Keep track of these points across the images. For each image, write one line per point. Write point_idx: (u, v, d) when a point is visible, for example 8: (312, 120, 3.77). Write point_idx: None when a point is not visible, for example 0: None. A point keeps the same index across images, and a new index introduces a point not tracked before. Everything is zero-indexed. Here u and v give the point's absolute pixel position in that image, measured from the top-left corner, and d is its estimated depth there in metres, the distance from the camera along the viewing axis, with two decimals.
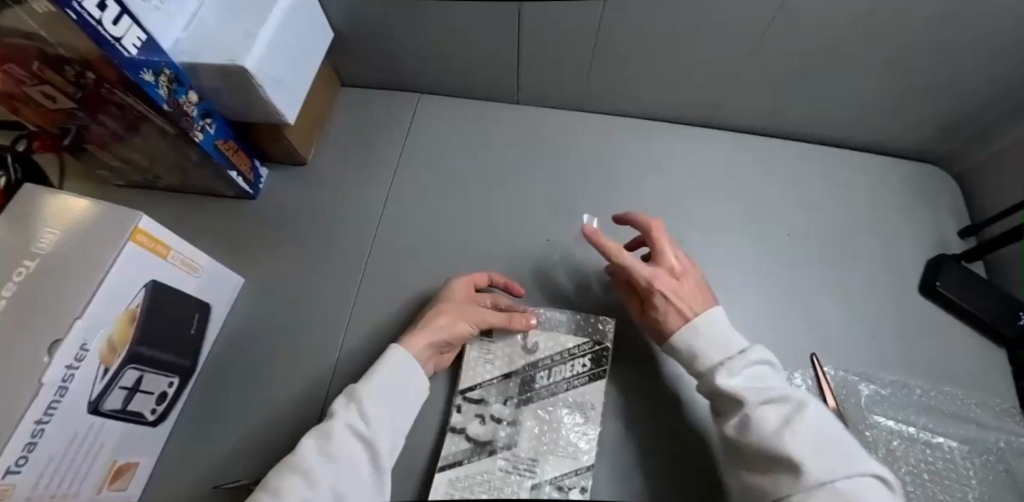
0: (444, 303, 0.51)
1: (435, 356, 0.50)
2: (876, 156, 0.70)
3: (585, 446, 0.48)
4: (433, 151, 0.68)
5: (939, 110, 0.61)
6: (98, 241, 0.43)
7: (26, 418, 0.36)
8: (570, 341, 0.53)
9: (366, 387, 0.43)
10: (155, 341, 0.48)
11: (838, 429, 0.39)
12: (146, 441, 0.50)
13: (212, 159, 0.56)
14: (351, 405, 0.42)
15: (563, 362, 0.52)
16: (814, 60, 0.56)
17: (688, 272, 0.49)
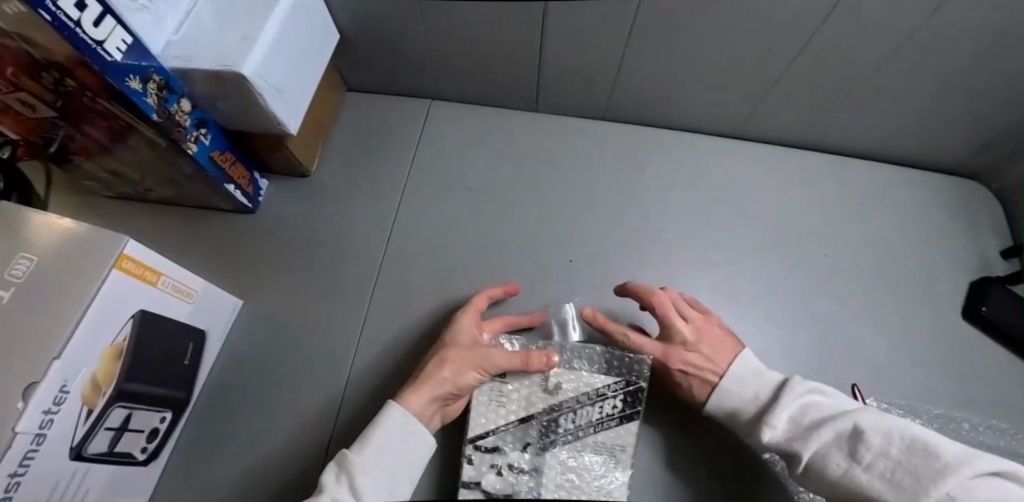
0: (451, 350, 0.46)
1: (440, 409, 0.46)
2: (914, 170, 0.66)
3: (616, 492, 0.45)
4: (446, 162, 0.63)
5: (989, 125, 0.57)
6: (79, 267, 0.39)
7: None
8: (598, 380, 0.49)
9: (358, 455, 0.40)
10: (145, 375, 0.44)
11: (914, 427, 0.38)
12: (136, 482, 0.46)
13: (207, 172, 0.51)
14: (342, 479, 0.38)
15: (591, 404, 0.48)
16: (861, 71, 0.52)
17: (703, 337, 0.47)
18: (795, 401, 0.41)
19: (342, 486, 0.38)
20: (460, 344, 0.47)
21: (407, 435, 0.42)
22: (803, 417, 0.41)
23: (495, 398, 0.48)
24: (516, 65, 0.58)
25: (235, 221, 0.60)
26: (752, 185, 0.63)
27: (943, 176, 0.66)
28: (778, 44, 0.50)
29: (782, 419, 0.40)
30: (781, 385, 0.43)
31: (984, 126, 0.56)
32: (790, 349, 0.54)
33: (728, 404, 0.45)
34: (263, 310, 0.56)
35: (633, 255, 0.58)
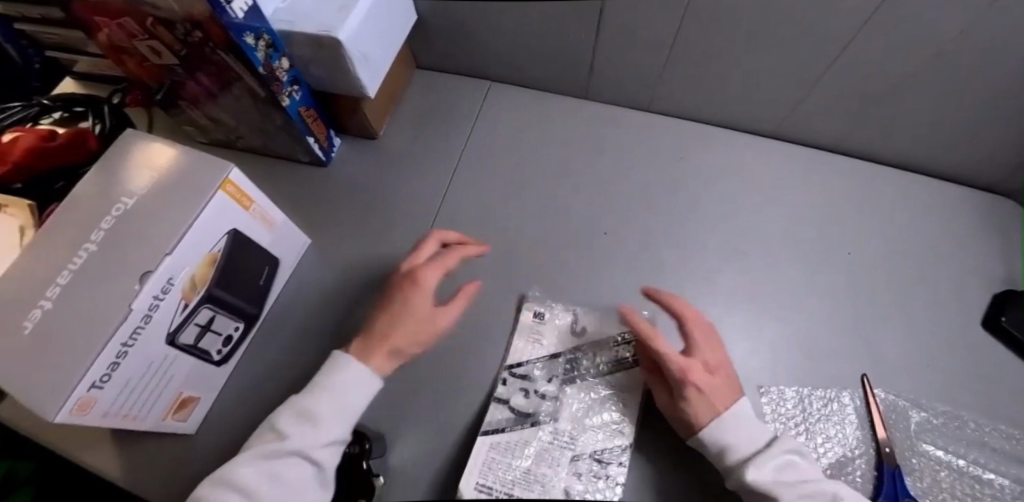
0: (415, 325, 0.48)
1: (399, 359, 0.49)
2: (951, 185, 0.67)
3: (628, 424, 0.49)
4: (492, 136, 0.69)
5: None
6: (192, 186, 0.46)
7: (115, 337, 0.40)
8: (618, 328, 0.54)
9: (322, 407, 0.43)
10: (229, 285, 0.51)
11: None
12: (210, 379, 0.53)
13: (295, 124, 0.59)
14: (306, 427, 0.42)
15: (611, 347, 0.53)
16: (883, 78, 0.55)
17: (721, 367, 0.47)
18: (782, 456, 0.42)
19: (305, 433, 0.42)
20: (436, 325, 0.49)
21: (360, 393, 0.45)
22: (785, 473, 0.41)
23: (530, 336, 0.55)
24: (557, 56, 0.64)
25: (307, 173, 0.68)
26: (781, 186, 0.66)
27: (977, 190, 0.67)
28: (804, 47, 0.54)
29: (771, 465, 0.41)
30: (772, 439, 0.44)
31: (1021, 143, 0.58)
32: (800, 337, 0.57)
33: (725, 439, 0.43)
34: (328, 253, 0.63)
35: (666, 239, 0.63)
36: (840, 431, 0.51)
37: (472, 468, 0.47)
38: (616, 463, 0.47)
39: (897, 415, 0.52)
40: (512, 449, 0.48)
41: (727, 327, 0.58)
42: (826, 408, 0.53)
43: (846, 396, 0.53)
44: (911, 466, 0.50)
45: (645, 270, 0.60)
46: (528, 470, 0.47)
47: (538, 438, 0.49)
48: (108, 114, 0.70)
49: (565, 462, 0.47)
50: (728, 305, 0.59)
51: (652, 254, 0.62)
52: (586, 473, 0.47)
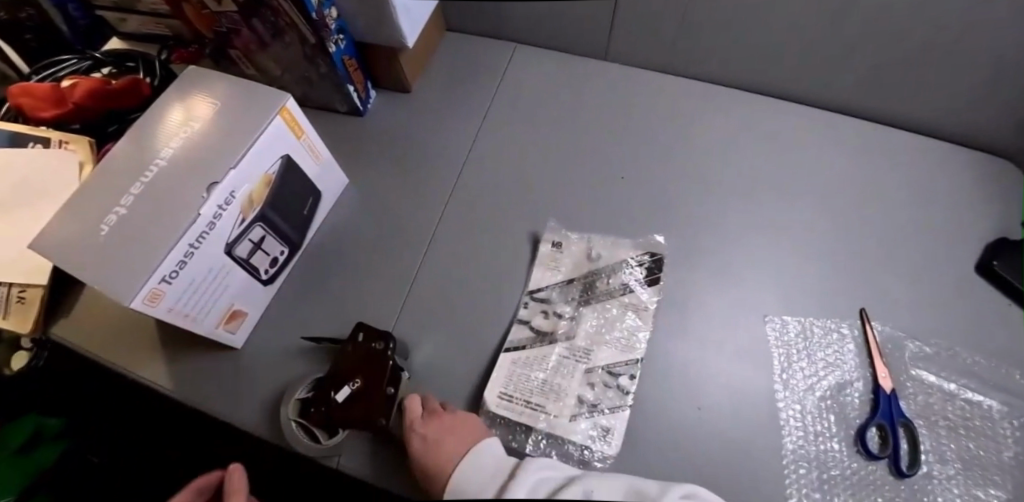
0: None
1: None
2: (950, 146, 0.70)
3: (641, 339, 0.51)
4: (512, 91, 0.73)
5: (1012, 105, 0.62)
6: (254, 111, 0.51)
7: (182, 237, 0.44)
8: (632, 252, 0.57)
9: None
10: (279, 207, 0.55)
11: None
12: (257, 296, 0.57)
13: (338, 71, 0.64)
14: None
15: (626, 270, 0.55)
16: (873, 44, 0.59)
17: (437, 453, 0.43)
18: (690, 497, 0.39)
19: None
20: None
21: None
22: None
23: (548, 264, 0.57)
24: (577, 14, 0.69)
25: (344, 122, 0.72)
26: (786, 140, 0.69)
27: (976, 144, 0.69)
28: (805, 12, 0.58)
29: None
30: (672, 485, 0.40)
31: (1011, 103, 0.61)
32: (805, 274, 0.60)
33: None
34: (364, 192, 0.67)
35: (677, 181, 0.66)
36: (841, 354, 0.56)
37: (494, 381, 0.50)
38: (628, 375, 0.49)
39: (895, 345, 0.56)
40: (533, 363, 0.51)
41: (733, 263, 0.60)
42: (826, 337, 0.56)
43: (846, 327, 0.57)
44: (905, 389, 0.54)
45: (659, 212, 0.63)
46: (545, 381, 0.50)
47: (556, 353, 0.52)
48: (159, 67, 0.74)
49: (580, 373, 0.50)
50: (736, 243, 0.62)
51: (666, 196, 0.64)
52: (599, 383, 0.49)
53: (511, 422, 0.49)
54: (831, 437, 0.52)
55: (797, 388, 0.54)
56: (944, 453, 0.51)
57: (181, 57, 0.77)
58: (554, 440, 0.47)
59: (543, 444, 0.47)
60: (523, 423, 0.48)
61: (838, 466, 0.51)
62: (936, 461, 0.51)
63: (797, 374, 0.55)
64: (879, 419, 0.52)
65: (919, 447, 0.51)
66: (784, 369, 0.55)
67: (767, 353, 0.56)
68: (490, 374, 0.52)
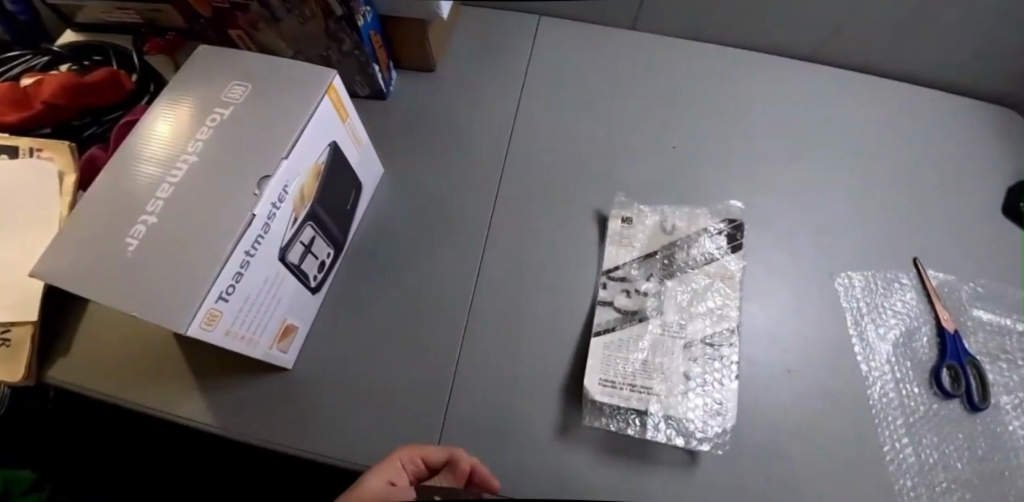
0: None
1: None
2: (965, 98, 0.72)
3: (732, 308, 0.50)
4: (541, 64, 0.67)
5: None
6: (297, 94, 0.45)
7: (239, 244, 0.38)
8: (707, 218, 0.55)
9: None
10: (326, 203, 0.49)
11: None
12: (306, 305, 0.51)
13: (364, 48, 0.56)
14: None
15: (702, 239, 0.53)
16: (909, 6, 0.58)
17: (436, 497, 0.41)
18: None
19: None
20: None
21: None
22: None
23: (620, 241, 0.54)
24: None
25: (364, 106, 0.65)
26: (831, 101, 0.68)
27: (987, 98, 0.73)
28: None
29: None
30: None
31: None
32: (867, 232, 0.60)
33: None
34: (400, 181, 0.60)
35: (726, 143, 0.63)
36: (904, 302, 0.57)
37: (591, 368, 0.48)
38: (728, 344, 0.48)
39: (950, 289, 0.58)
40: (627, 346, 0.49)
41: (794, 224, 0.60)
42: (889, 287, 0.57)
43: (904, 278, 0.58)
44: (966, 327, 0.56)
45: (716, 181, 0.60)
46: (646, 361, 0.48)
47: (648, 331, 0.49)
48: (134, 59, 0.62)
49: (680, 349, 0.48)
50: (797, 205, 0.61)
51: (719, 166, 0.61)
52: (701, 356, 0.47)
53: (619, 409, 0.46)
54: (910, 382, 0.54)
55: (872, 340, 0.55)
56: (1008, 384, 0.55)
57: (156, 46, 0.65)
58: (673, 424, 0.45)
59: (662, 426, 0.45)
60: (633, 408, 0.46)
61: (919, 408, 0.53)
62: (1003, 393, 0.55)
63: (869, 326, 0.56)
64: (950, 359, 0.54)
65: (988, 382, 0.54)
66: (858, 323, 0.56)
67: (840, 308, 0.56)
68: (582, 362, 0.49)
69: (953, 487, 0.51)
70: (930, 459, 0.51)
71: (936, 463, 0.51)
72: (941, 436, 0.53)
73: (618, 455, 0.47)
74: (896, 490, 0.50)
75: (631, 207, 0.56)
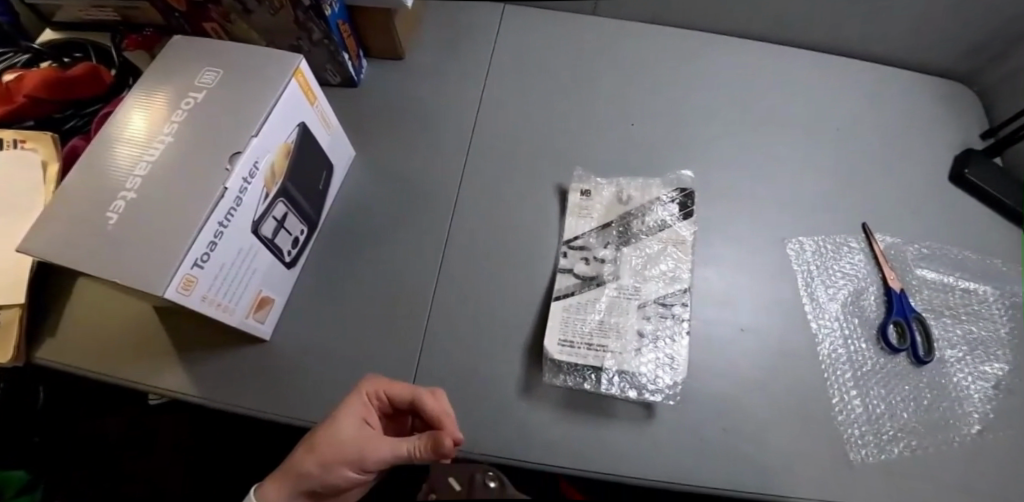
0: None
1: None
2: (916, 73, 0.75)
3: (685, 271, 0.53)
4: (507, 48, 0.70)
5: (972, 32, 0.66)
6: (266, 77, 0.48)
7: (212, 215, 0.41)
8: (660, 189, 0.58)
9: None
10: (298, 181, 0.52)
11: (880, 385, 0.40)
12: (282, 279, 0.54)
13: (333, 37, 0.59)
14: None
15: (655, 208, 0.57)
16: None
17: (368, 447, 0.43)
18: None
19: None
20: None
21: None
22: None
23: (579, 212, 0.57)
24: None
25: (336, 94, 0.67)
26: (786, 78, 0.71)
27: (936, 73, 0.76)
28: None
29: None
30: None
31: (973, 30, 0.66)
32: (816, 200, 0.64)
33: None
34: (371, 163, 0.63)
35: (682, 120, 0.66)
36: (852, 264, 0.60)
37: (551, 329, 0.51)
38: (680, 303, 0.51)
39: (897, 251, 0.61)
40: (585, 308, 0.51)
41: (746, 194, 0.63)
42: (838, 250, 0.60)
43: (853, 242, 0.61)
44: (912, 285, 0.59)
45: (672, 155, 0.63)
46: (603, 321, 0.50)
47: (606, 294, 0.52)
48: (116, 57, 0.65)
49: (635, 309, 0.51)
50: (749, 176, 0.64)
51: (675, 142, 0.64)
52: (655, 315, 0.50)
53: (577, 366, 0.49)
54: (858, 338, 0.57)
55: (822, 300, 0.58)
56: (952, 338, 0.58)
57: (134, 43, 0.67)
58: (626, 377, 0.48)
59: (616, 380, 0.48)
60: (590, 364, 0.49)
61: (867, 362, 0.56)
62: (948, 346, 0.58)
63: (820, 287, 0.59)
64: (896, 316, 0.57)
65: (932, 336, 0.57)
66: (809, 285, 0.59)
67: (791, 271, 0.59)
68: (543, 324, 0.52)
69: (900, 435, 0.54)
70: (877, 409, 0.55)
71: (883, 413, 0.55)
72: (889, 388, 0.56)
73: (578, 411, 0.50)
74: (844, 438, 0.53)
75: (590, 180, 0.59)
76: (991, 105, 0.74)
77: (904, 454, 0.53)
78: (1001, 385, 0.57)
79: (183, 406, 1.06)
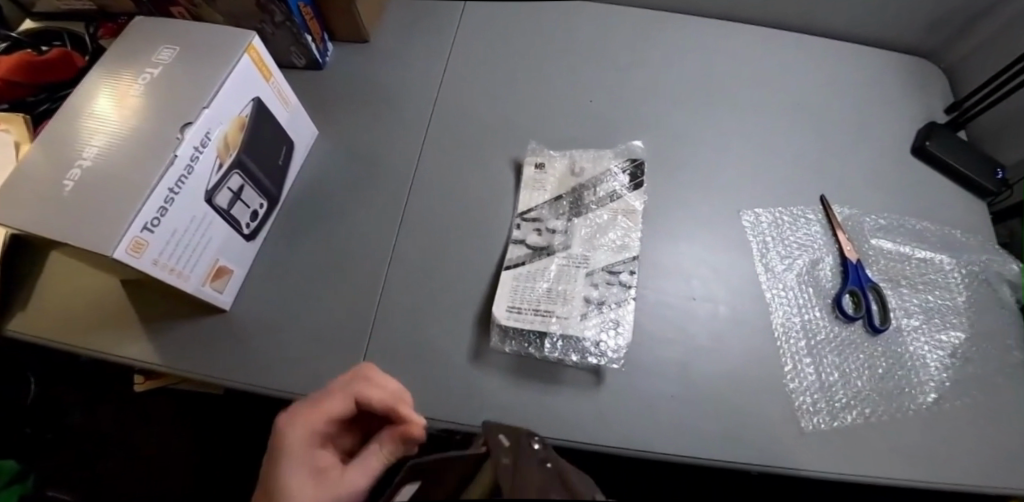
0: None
1: None
2: (881, 49, 0.75)
3: (633, 240, 0.55)
4: (470, 30, 0.71)
5: (933, 5, 0.66)
6: (220, 53, 0.49)
7: (161, 180, 0.42)
8: (613, 161, 0.60)
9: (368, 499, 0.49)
10: (255, 155, 0.54)
11: None
12: (240, 250, 0.55)
13: (294, 19, 0.60)
14: None
15: (606, 180, 0.59)
16: None
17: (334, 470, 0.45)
18: None
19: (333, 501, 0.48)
20: None
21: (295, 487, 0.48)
22: None
23: (533, 185, 0.58)
24: None
25: (302, 76, 0.69)
26: (750, 54, 0.71)
27: (902, 50, 0.76)
28: None
29: None
30: None
31: (933, 3, 0.66)
32: (776, 172, 0.63)
33: None
34: (334, 142, 0.64)
35: (641, 96, 0.66)
36: (809, 234, 0.60)
37: (500, 296, 0.52)
38: (628, 271, 0.53)
39: (855, 222, 0.61)
40: (533, 277, 0.52)
41: (705, 166, 0.63)
42: (795, 221, 0.61)
43: (811, 213, 0.61)
44: (868, 255, 0.60)
45: (629, 130, 0.64)
46: (551, 289, 0.52)
47: (555, 263, 0.53)
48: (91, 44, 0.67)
49: (583, 277, 0.52)
50: (708, 150, 0.64)
51: (633, 118, 0.65)
52: (602, 282, 0.52)
53: (524, 331, 0.50)
54: (812, 307, 0.57)
55: (777, 269, 0.58)
56: (907, 307, 0.58)
57: (108, 31, 0.69)
58: (568, 341, 0.50)
59: (559, 344, 0.50)
60: (536, 330, 0.50)
61: (820, 331, 0.56)
62: (903, 315, 0.58)
63: (775, 257, 0.59)
64: (851, 285, 0.57)
65: (887, 304, 0.57)
66: (764, 255, 0.59)
67: (747, 241, 0.59)
68: (494, 293, 0.53)
69: (852, 403, 0.54)
70: (830, 377, 0.55)
71: (836, 381, 0.55)
72: (842, 356, 0.56)
73: (525, 377, 0.50)
74: (795, 406, 0.53)
75: (546, 154, 0.60)
76: (957, 79, 0.73)
77: (858, 421, 0.53)
78: (956, 353, 0.57)
79: (169, 394, 1.08)
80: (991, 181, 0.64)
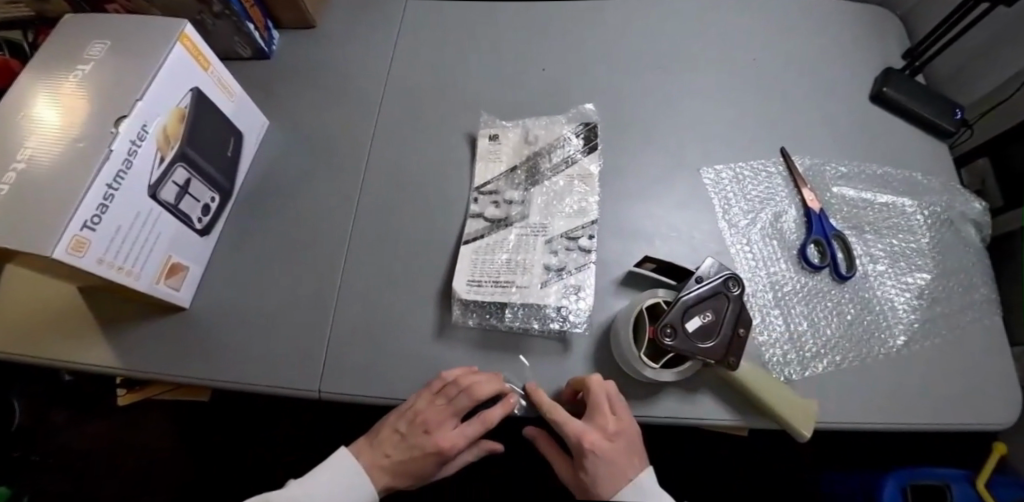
0: None
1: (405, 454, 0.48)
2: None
3: (589, 204, 0.55)
4: (417, 8, 0.69)
5: None
6: (151, 43, 0.48)
7: (98, 175, 0.40)
8: (567, 128, 0.60)
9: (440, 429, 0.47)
10: (199, 147, 0.52)
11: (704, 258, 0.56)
12: (193, 246, 0.54)
13: (234, 8, 0.59)
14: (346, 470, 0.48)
15: (561, 146, 0.59)
16: None
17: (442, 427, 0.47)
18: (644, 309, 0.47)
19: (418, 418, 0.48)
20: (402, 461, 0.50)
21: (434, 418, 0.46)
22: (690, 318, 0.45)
23: (488, 158, 0.58)
24: None
25: (250, 68, 0.68)
26: (703, 13, 0.70)
27: None
28: None
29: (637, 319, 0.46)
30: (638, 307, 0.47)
31: None
32: (735, 129, 0.63)
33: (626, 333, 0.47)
34: (286, 131, 0.64)
35: (594, 62, 0.66)
36: (771, 187, 0.60)
37: (460, 270, 0.52)
38: (587, 235, 0.53)
39: (815, 172, 0.61)
40: (492, 248, 0.53)
41: (663, 127, 0.62)
42: (756, 175, 0.60)
43: (772, 165, 0.61)
44: (829, 203, 0.60)
45: (583, 97, 0.63)
46: (510, 259, 0.52)
47: (513, 234, 0.53)
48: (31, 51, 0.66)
49: (542, 245, 0.52)
50: (664, 110, 0.63)
51: (586, 85, 0.64)
52: (561, 248, 0.52)
53: (484, 303, 0.50)
54: (778, 259, 0.57)
55: (740, 224, 0.58)
56: (871, 252, 0.58)
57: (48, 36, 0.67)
58: (530, 309, 0.50)
59: (521, 313, 0.50)
60: (497, 301, 0.50)
61: (787, 283, 0.56)
62: (867, 260, 0.58)
63: (737, 212, 0.59)
64: (815, 234, 0.57)
65: (852, 251, 0.57)
66: (726, 210, 0.59)
67: (709, 198, 0.59)
68: (454, 268, 0.53)
69: (823, 351, 0.53)
70: (799, 327, 0.54)
71: (805, 330, 0.54)
72: (810, 305, 0.55)
73: (489, 348, 0.50)
74: (765, 358, 0.53)
75: (501, 127, 0.60)
76: (913, 24, 0.73)
77: (831, 368, 0.53)
78: (924, 294, 0.57)
79: (153, 406, 1.07)
80: (950, 122, 0.63)
